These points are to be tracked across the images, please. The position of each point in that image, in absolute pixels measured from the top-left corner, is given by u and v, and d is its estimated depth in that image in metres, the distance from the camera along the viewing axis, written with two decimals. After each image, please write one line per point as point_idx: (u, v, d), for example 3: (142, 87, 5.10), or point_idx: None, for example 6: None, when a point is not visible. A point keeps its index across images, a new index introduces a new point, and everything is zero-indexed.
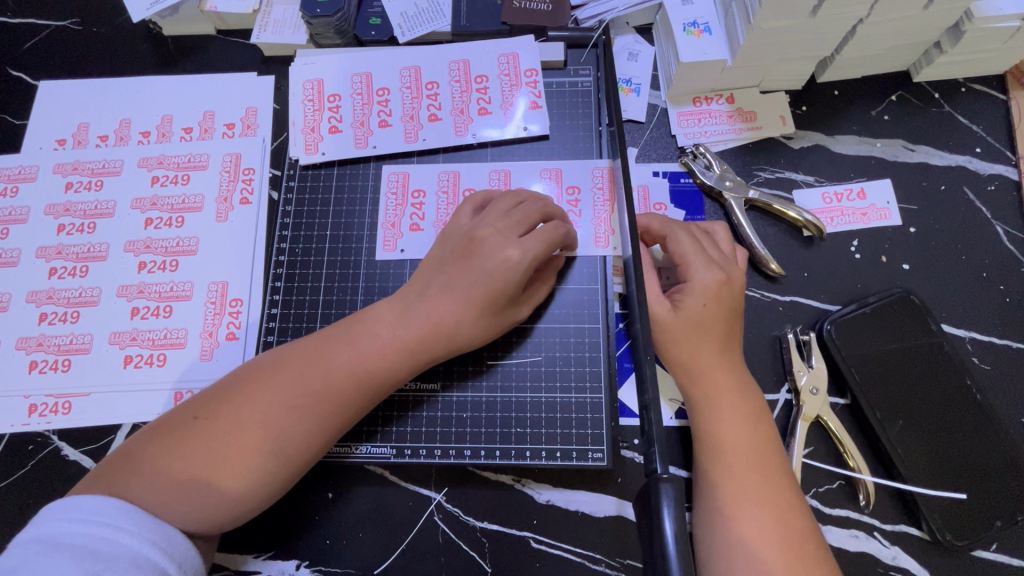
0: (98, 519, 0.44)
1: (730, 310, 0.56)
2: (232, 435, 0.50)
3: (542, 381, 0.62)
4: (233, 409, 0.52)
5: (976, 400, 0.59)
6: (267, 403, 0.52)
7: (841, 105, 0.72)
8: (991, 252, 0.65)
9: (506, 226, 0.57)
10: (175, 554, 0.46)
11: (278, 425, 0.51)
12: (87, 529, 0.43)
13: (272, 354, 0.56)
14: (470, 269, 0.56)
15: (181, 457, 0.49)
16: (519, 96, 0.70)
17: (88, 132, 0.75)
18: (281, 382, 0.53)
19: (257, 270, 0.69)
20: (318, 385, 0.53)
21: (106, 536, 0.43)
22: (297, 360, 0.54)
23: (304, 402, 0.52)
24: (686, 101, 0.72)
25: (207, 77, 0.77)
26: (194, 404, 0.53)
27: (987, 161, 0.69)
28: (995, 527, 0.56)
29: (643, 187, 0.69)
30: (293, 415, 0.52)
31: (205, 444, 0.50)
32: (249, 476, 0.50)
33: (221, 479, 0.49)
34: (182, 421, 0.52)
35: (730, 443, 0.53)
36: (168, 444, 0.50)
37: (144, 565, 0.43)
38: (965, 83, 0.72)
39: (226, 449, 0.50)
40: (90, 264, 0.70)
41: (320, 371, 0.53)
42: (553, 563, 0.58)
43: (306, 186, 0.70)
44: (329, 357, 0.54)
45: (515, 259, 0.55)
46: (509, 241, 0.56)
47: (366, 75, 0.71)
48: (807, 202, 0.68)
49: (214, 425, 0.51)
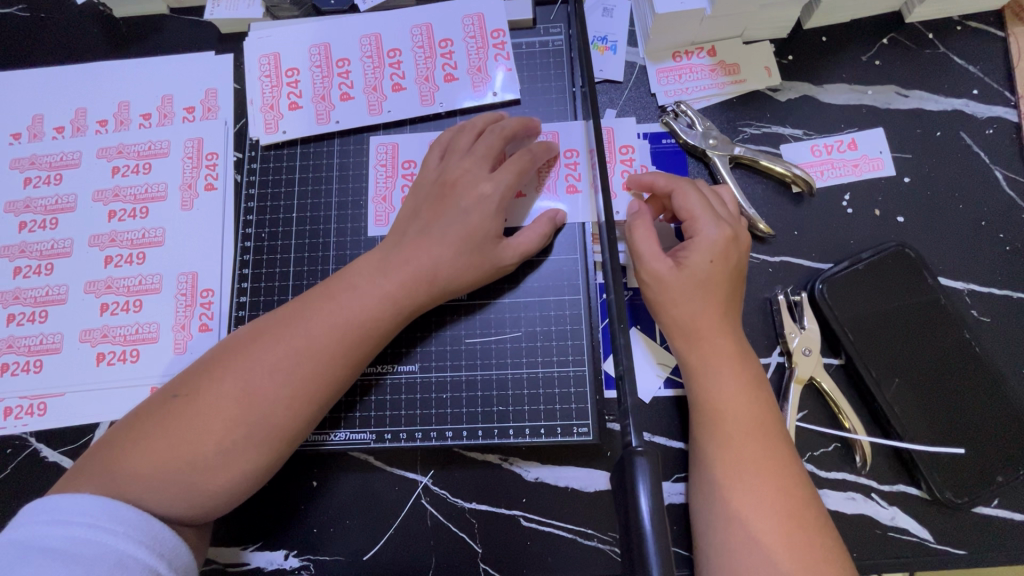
0: (79, 520, 0.42)
1: (735, 270, 0.54)
2: (215, 409, 0.48)
3: (522, 357, 0.60)
4: (215, 381, 0.50)
5: (975, 354, 0.56)
6: (251, 372, 0.50)
7: (830, 51, 0.68)
8: (990, 199, 0.62)
9: (473, 163, 0.58)
10: (166, 553, 0.43)
11: (262, 391, 0.49)
12: (68, 531, 0.41)
13: (251, 326, 0.54)
14: (446, 210, 0.57)
15: (163, 436, 0.47)
16: (487, 59, 0.66)
17: (43, 124, 0.72)
18: (265, 349, 0.51)
19: (225, 259, 0.66)
20: (303, 346, 0.51)
21: (88, 538, 0.41)
22: (279, 326, 0.52)
23: (289, 364, 0.50)
24: (665, 56, 0.68)
25: (162, 59, 0.73)
26: (174, 384, 0.51)
27: (986, 103, 0.65)
28: (996, 482, 0.54)
29: (627, 148, 0.65)
30: (278, 378, 0.50)
31: (187, 420, 0.48)
32: (237, 450, 0.48)
33: (208, 457, 0.47)
34: (164, 400, 0.50)
35: (728, 407, 0.51)
36: (149, 425, 0.48)
37: (131, 566, 0.41)
38: (961, 21, 0.68)
39: (210, 423, 0.48)
40: (55, 261, 0.67)
41: (302, 333, 0.51)
42: (545, 541, 0.57)
43: (269, 168, 0.67)
44: (312, 319, 0.52)
45: (489, 192, 0.57)
46: (481, 176, 0.58)
47: (324, 46, 0.68)
48: (795, 156, 0.64)
49: (196, 399, 0.49)
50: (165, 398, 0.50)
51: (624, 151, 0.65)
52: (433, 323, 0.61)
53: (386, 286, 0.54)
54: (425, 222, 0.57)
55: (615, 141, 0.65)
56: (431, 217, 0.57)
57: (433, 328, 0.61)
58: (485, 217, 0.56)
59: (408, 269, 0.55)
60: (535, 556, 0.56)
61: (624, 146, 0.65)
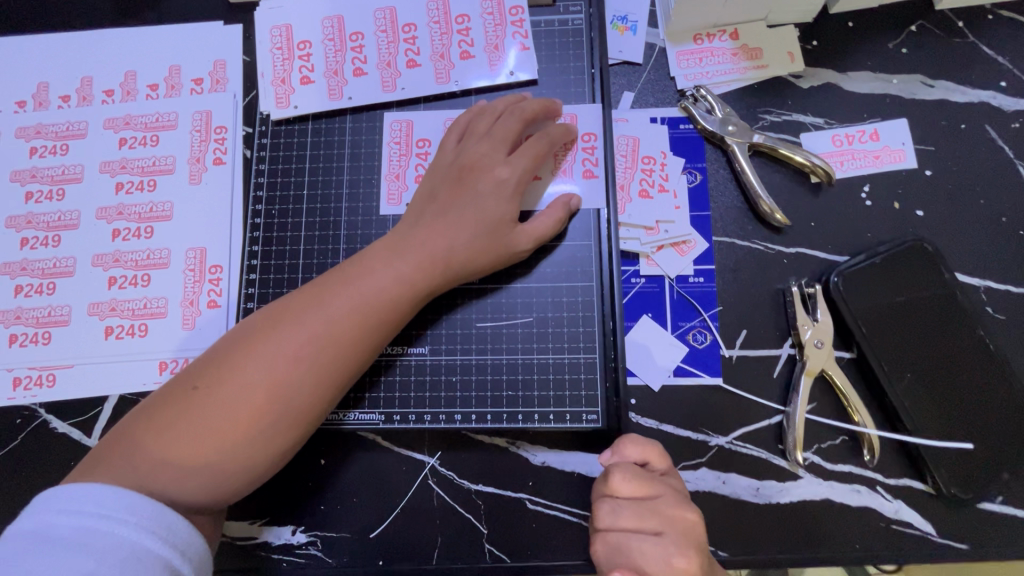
0: (94, 510, 0.42)
1: None
2: (239, 400, 0.48)
3: (533, 342, 0.59)
4: (235, 371, 0.49)
5: (988, 351, 0.56)
6: (272, 360, 0.49)
7: (856, 37, 0.66)
8: (1011, 194, 0.61)
9: (490, 146, 0.57)
10: (179, 544, 0.43)
11: (283, 379, 0.49)
12: (82, 522, 0.41)
13: (267, 312, 0.53)
14: (463, 195, 0.56)
15: (187, 429, 0.47)
16: (504, 37, 0.65)
17: (49, 92, 0.70)
18: (285, 336, 0.50)
19: (234, 235, 0.65)
20: (322, 330, 0.51)
21: (101, 529, 0.41)
22: (297, 311, 0.52)
23: (309, 351, 0.50)
24: (687, 38, 0.66)
25: (169, 28, 0.71)
26: (192, 373, 0.50)
27: (1013, 95, 0.63)
28: (1002, 479, 0.54)
29: (641, 135, 0.64)
30: (294, 361, 0.50)
31: (211, 411, 0.48)
32: (263, 437, 0.49)
33: (234, 446, 0.48)
34: (183, 391, 0.49)
35: None
36: (171, 417, 0.48)
37: (145, 558, 0.41)
38: (992, 10, 0.66)
39: (234, 413, 0.48)
40: (62, 233, 0.67)
41: (321, 317, 0.51)
42: (550, 523, 0.57)
43: (279, 144, 0.66)
44: (331, 302, 0.52)
45: (505, 177, 0.56)
46: (497, 159, 0.57)
47: (337, 19, 0.66)
48: (815, 146, 0.63)
49: (214, 384, 0.49)
50: (184, 389, 0.49)
51: (637, 138, 0.64)
52: (444, 305, 0.61)
53: (401, 267, 0.54)
54: (441, 204, 0.56)
55: (629, 131, 0.64)
56: (447, 200, 0.56)
57: (444, 311, 0.60)
58: (501, 202, 0.56)
59: (424, 250, 0.54)
60: (540, 539, 0.57)
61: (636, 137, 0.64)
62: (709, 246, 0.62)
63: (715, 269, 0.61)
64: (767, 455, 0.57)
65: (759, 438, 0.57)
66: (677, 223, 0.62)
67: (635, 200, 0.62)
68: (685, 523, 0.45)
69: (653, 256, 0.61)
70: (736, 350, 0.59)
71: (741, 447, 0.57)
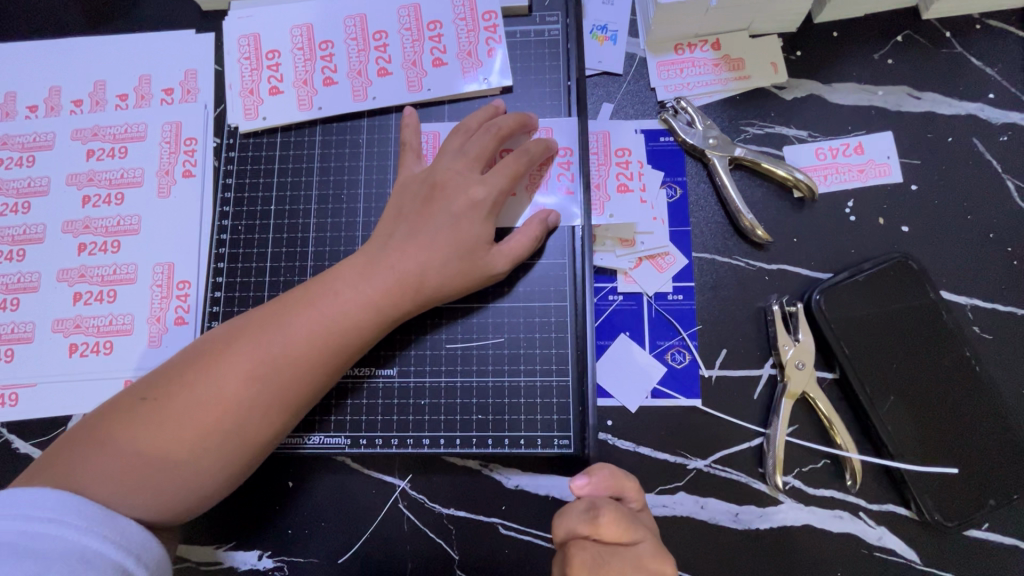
0: (39, 515, 0.40)
1: None
2: (186, 416, 0.47)
3: (504, 364, 0.58)
4: (186, 385, 0.48)
5: (974, 373, 0.54)
6: (227, 380, 0.48)
7: (841, 47, 0.64)
8: (999, 209, 0.60)
9: (466, 164, 0.56)
10: (132, 548, 0.42)
11: (237, 397, 0.48)
12: (27, 526, 0.39)
13: (226, 327, 0.51)
14: (436, 213, 0.55)
15: (128, 442, 0.46)
16: (478, 44, 0.63)
17: (15, 102, 0.69)
18: (242, 352, 0.49)
19: (202, 250, 0.64)
20: (271, 355, 0.49)
21: (48, 533, 0.39)
22: (257, 327, 0.50)
23: (266, 369, 0.48)
24: (667, 49, 0.64)
25: (139, 37, 0.70)
26: (142, 385, 0.49)
27: (1001, 108, 0.62)
28: (988, 506, 0.53)
29: (623, 151, 0.62)
30: (253, 384, 0.48)
31: (158, 426, 0.46)
32: (209, 455, 0.47)
33: (180, 464, 0.46)
34: (131, 402, 0.48)
35: None
36: (115, 429, 0.46)
37: (96, 562, 0.39)
38: (980, 19, 0.64)
39: (182, 430, 0.46)
40: (27, 248, 0.65)
41: (283, 335, 0.50)
42: (524, 549, 0.56)
43: (248, 156, 0.64)
44: (292, 320, 0.50)
45: (481, 197, 0.55)
46: (473, 179, 0.55)
47: (307, 27, 0.64)
48: (798, 159, 0.62)
49: (165, 404, 0.47)
50: (131, 401, 0.48)
51: (620, 154, 0.62)
52: (414, 325, 0.59)
53: (371, 292, 0.52)
54: (415, 223, 0.55)
55: (610, 144, 0.63)
56: (420, 218, 0.55)
57: (415, 330, 0.59)
58: (475, 220, 0.54)
59: (395, 273, 0.52)
60: (512, 566, 0.55)
61: (620, 149, 0.62)
62: (687, 262, 0.60)
63: (694, 286, 0.59)
64: (746, 479, 0.55)
65: (738, 461, 0.56)
66: (655, 235, 0.60)
67: (613, 199, 0.60)
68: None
69: (631, 271, 0.60)
70: (715, 370, 0.58)
71: (719, 470, 0.56)
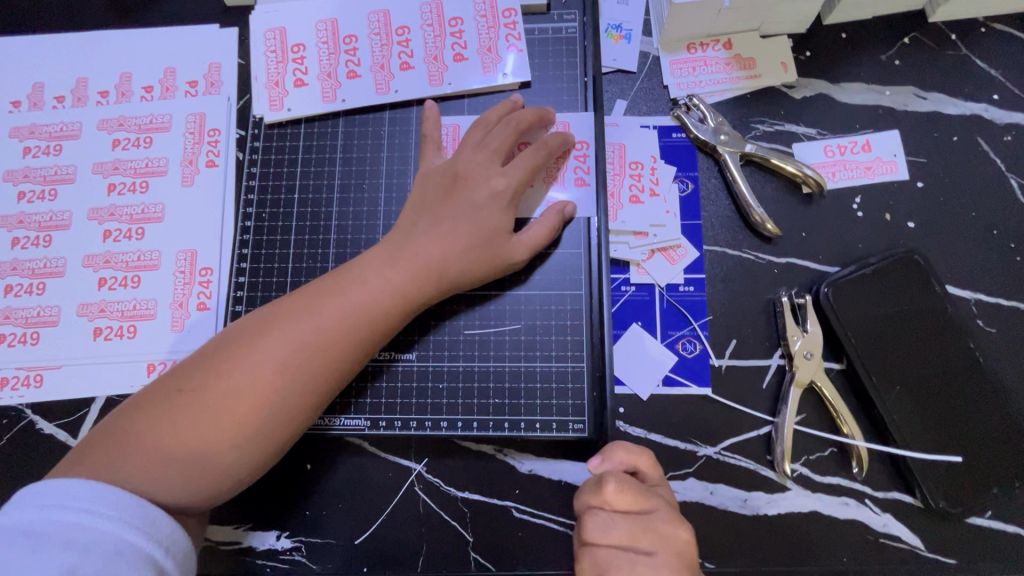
0: (78, 505, 0.42)
1: None
2: (224, 403, 0.48)
3: (521, 350, 0.59)
4: (220, 374, 0.49)
5: (978, 364, 0.56)
6: (259, 368, 0.49)
7: (849, 48, 0.66)
8: (1003, 207, 0.61)
9: (485, 157, 0.57)
10: (163, 539, 0.43)
11: (269, 385, 0.49)
12: (66, 516, 0.41)
13: (256, 316, 0.53)
14: (457, 203, 0.56)
15: (170, 430, 0.47)
16: (497, 40, 0.64)
17: (44, 92, 0.71)
18: (272, 341, 0.50)
19: (225, 238, 0.65)
20: (300, 343, 0.50)
21: (84, 524, 0.41)
22: (287, 316, 0.51)
23: (296, 358, 0.50)
24: (680, 47, 0.66)
25: (165, 31, 0.72)
26: (178, 375, 0.50)
27: (1005, 108, 0.63)
28: (991, 494, 0.54)
29: (637, 164, 0.64)
30: (284, 372, 0.49)
31: (194, 413, 0.48)
32: (247, 440, 0.48)
33: (219, 449, 0.48)
34: (169, 392, 0.49)
35: None
36: (154, 416, 0.48)
37: (125, 553, 0.41)
38: (985, 23, 0.66)
39: (217, 415, 0.48)
40: (53, 234, 0.67)
41: (311, 323, 0.51)
42: (536, 532, 0.57)
43: (272, 147, 0.66)
44: (321, 308, 0.52)
45: (501, 188, 0.57)
46: (493, 170, 0.57)
47: (331, 22, 0.66)
48: (807, 156, 0.63)
49: (200, 391, 0.48)
50: (169, 391, 0.49)
51: (634, 168, 0.63)
52: (432, 312, 0.60)
53: (394, 279, 0.53)
54: (436, 213, 0.56)
55: (625, 157, 0.64)
56: (441, 208, 0.56)
57: (433, 317, 0.60)
58: (495, 210, 0.56)
59: (417, 261, 0.54)
60: (526, 548, 0.57)
61: (634, 163, 0.64)
62: (699, 254, 0.61)
63: (705, 278, 0.61)
64: (755, 466, 0.57)
65: (747, 449, 0.57)
66: (667, 227, 0.61)
67: (627, 208, 0.62)
68: (676, 541, 0.44)
69: (643, 263, 0.61)
70: (725, 360, 0.59)
71: (729, 457, 0.57)
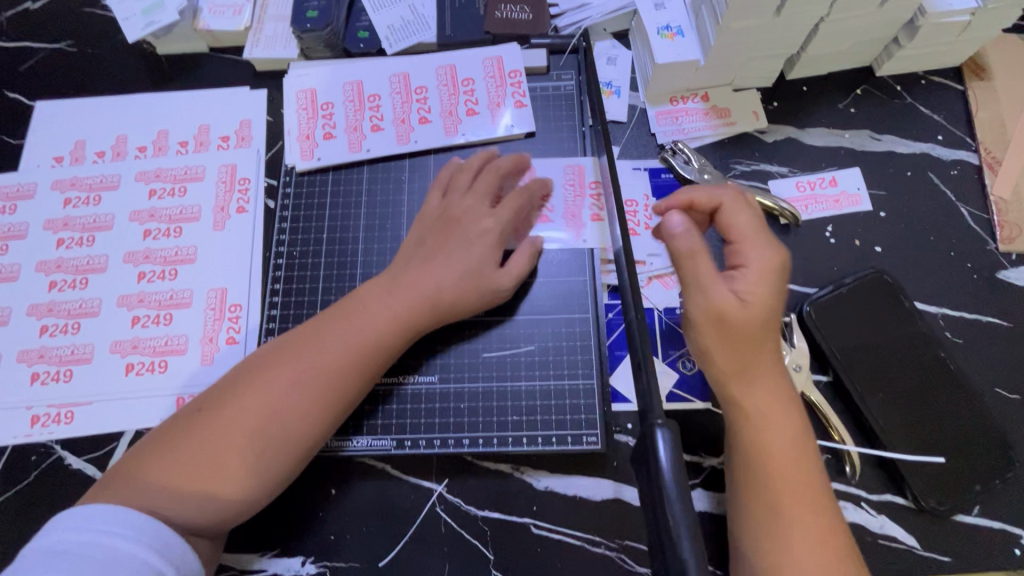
0: (99, 526, 0.45)
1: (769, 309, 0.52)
2: (239, 426, 0.52)
3: (535, 370, 0.64)
4: (235, 398, 0.53)
5: (949, 370, 0.62)
6: (271, 392, 0.53)
7: (811, 99, 0.75)
8: (957, 231, 0.69)
9: (475, 199, 0.64)
10: (176, 559, 0.46)
11: (283, 406, 0.53)
12: (88, 537, 0.44)
13: (270, 345, 0.57)
14: (473, 238, 0.62)
15: (187, 451, 0.51)
16: (504, 96, 0.73)
17: (85, 149, 0.77)
18: (285, 366, 0.54)
19: (255, 276, 0.70)
20: (310, 368, 0.54)
21: (104, 543, 0.44)
22: (299, 343, 0.56)
23: (305, 380, 0.54)
24: (664, 100, 0.75)
25: (201, 92, 0.79)
26: (198, 401, 0.54)
27: (950, 147, 0.73)
28: (975, 491, 0.58)
29: (632, 202, 0.71)
30: (295, 393, 0.53)
31: (210, 435, 0.51)
32: (262, 460, 0.52)
33: (233, 469, 0.51)
34: (187, 419, 0.53)
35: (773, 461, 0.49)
36: (174, 439, 0.51)
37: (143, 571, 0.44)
38: (925, 76, 0.76)
39: (231, 436, 0.51)
40: (90, 276, 0.71)
41: (322, 349, 0.55)
42: (555, 547, 0.59)
43: (302, 192, 0.72)
44: (329, 335, 0.56)
45: (490, 226, 0.63)
46: (482, 211, 0.63)
47: (356, 83, 0.74)
48: (782, 191, 0.71)
49: (217, 414, 0.52)
50: (189, 416, 0.53)
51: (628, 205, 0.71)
52: (451, 337, 0.65)
53: (412, 307, 0.59)
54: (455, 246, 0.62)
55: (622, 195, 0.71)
56: (459, 242, 0.62)
57: (452, 342, 0.65)
58: None
59: (440, 289, 0.59)
60: (545, 563, 0.59)
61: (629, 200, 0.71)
62: None
63: None
64: None
65: None
66: (662, 256, 0.68)
67: None
68: None
69: (644, 289, 0.67)
70: None
71: None
